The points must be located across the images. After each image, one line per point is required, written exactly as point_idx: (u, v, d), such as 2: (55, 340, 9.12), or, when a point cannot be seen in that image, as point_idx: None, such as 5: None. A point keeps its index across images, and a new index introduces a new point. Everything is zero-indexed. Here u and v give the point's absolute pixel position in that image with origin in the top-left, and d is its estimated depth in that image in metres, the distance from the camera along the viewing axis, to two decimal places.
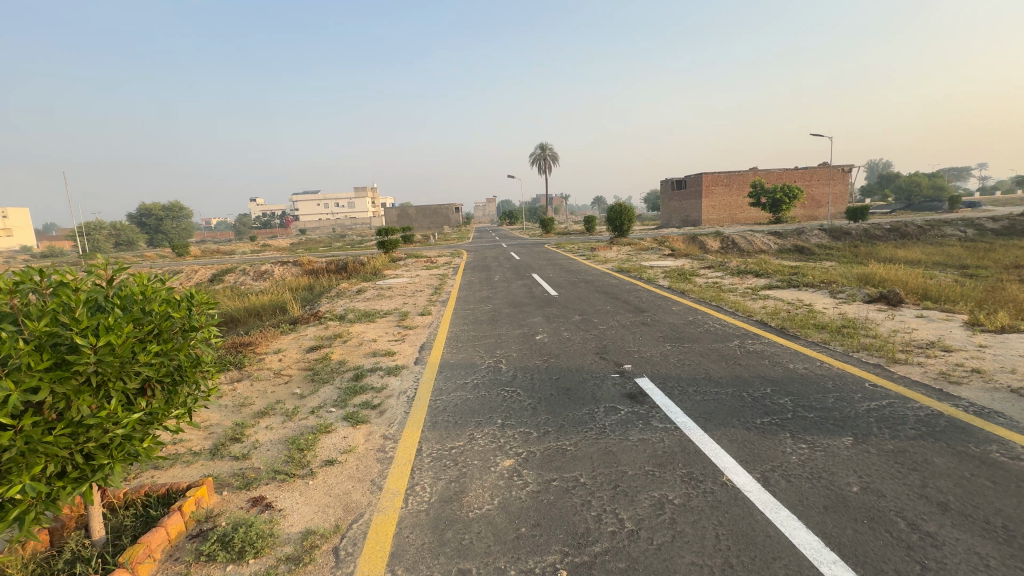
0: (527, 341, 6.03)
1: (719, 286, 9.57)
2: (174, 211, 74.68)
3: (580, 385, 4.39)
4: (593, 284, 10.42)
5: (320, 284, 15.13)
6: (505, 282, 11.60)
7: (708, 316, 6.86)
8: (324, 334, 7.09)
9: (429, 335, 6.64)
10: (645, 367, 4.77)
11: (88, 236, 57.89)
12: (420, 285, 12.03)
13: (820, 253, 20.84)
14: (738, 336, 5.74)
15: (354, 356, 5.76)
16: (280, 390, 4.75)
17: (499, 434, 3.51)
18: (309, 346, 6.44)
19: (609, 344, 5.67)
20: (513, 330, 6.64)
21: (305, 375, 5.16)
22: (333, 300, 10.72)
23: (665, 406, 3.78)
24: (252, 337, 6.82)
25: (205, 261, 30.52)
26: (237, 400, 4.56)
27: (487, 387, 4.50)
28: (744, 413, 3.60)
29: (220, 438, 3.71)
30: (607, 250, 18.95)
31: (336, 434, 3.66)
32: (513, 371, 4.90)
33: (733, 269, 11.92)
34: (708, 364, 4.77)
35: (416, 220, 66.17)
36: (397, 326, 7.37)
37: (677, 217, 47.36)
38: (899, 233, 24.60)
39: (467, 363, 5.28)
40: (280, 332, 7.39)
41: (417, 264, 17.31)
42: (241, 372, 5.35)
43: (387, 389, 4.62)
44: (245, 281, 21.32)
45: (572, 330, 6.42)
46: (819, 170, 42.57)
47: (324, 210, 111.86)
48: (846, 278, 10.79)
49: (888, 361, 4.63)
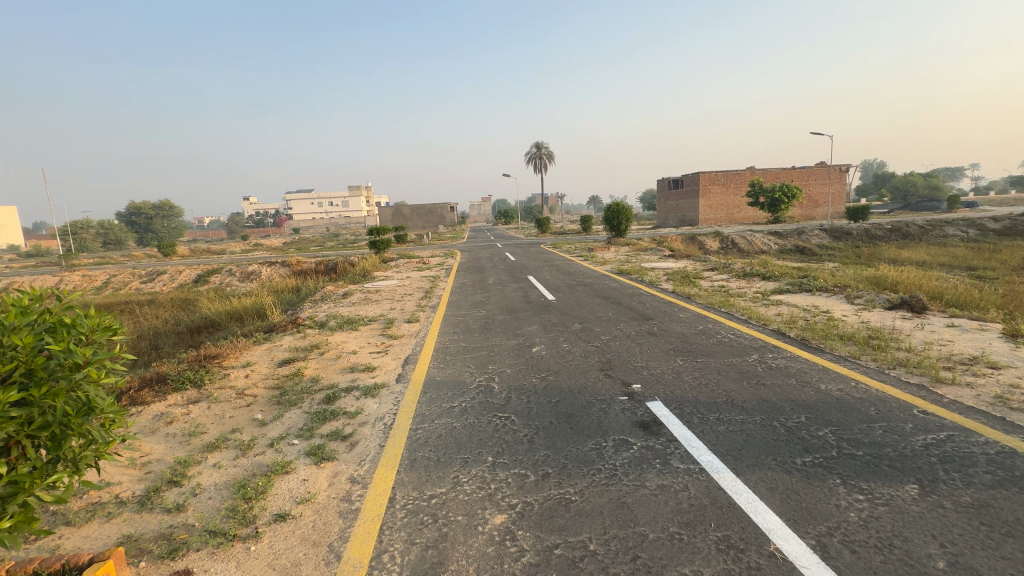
0: (522, 354, 5.45)
1: (727, 289, 9.01)
2: (165, 210, 73.56)
3: (584, 411, 3.81)
4: (593, 288, 9.86)
5: (306, 286, 14.48)
6: (500, 285, 11.01)
7: (718, 325, 6.30)
8: (301, 344, 6.47)
9: (414, 346, 6.04)
10: (656, 388, 4.20)
11: (75, 236, 56.85)
12: (410, 288, 11.43)
13: (823, 254, 20.44)
14: (756, 349, 5.19)
15: (329, 372, 5.15)
16: (239, 416, 4.13)
17: (489, 478, 2.93)
18: (282, 359, 5.82)
19: (614, 358, 5.10)
20: (508, 340, 6.05)
21: (272, 396, 4.55)
22: (317, 304, 10.09)
23: (685, 441, 3.21)
24: (220, 349, 6.19)
25: (193, 262, 29.81)
26: (187, 429, 3.94)
27: (477, 412, 3.91)
28: (780, 451, 3.03)
29: (156, 481, 3.10)
30: (605, 250, 18.41)
31: (295, 477, 3.06)
32: (507, 392, 4.31)
33: (738, 271, 11.39)
34: (728, 384, 4.21)
35: (410, 219, 65.48)
36: (381, 335, 6.76)
37: (674, 217, 46.94)
38: (900, 233, 24.25)
39: (456, 381, 4.69)
40: (254, 342, 6.76)
41: (409, 266, 16.65)
42: (200, 393, 4.73)
43: (362, 414, 4.01)
44: (231, 282, 20.63)
45: (572, 341, 5.84)
46: (816, 169, 42.25)
47: (318, 209, 110.80)
48: (858, 281, 10.27)
49: (931, 381, 4.08)
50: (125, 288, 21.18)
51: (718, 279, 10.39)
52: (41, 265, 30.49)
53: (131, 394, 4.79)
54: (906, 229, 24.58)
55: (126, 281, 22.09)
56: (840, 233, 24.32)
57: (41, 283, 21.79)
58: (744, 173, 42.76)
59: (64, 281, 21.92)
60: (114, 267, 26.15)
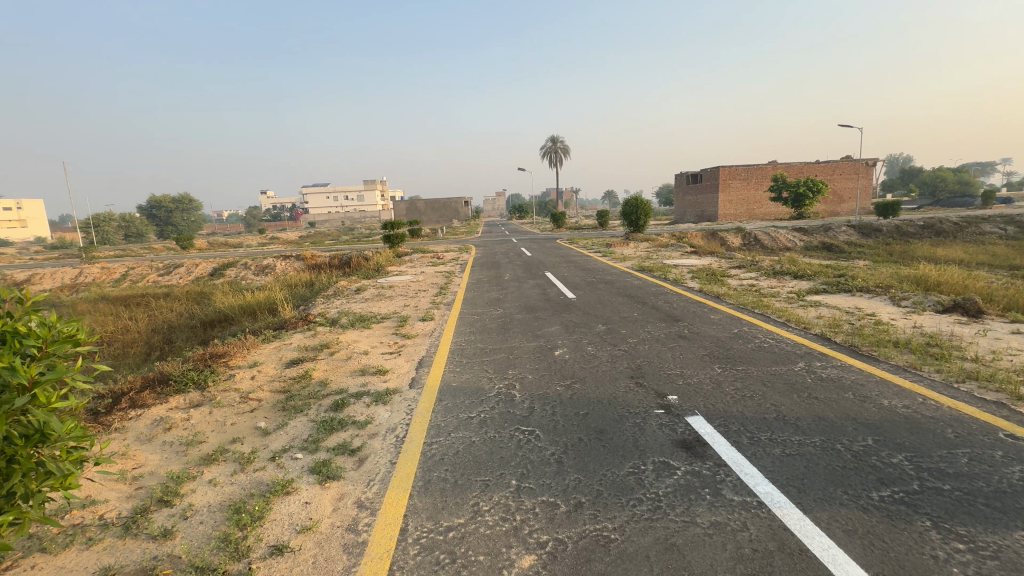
0: (544, 358, 5.06)
1: (758, 289, 8.51)
2: (185, 203, 74.64)
3: (616, 425, 3.42)
4: (614, 286, 9.42)
5: (319, 281, 14.29)
6: (517, 282, 10.64)
7: (754, 328, 5.85)
8: (312, 343, 6.18)
9: (429, 348, 5.70)
10: (695, 400, 3.79)
11: (98, 229, 58.00)
12: (424, 283, 11.13)
13: (851, 252, 19.64)
14: (801, 356, 4.73)
15: (338, 375, 4.83)
16: (241, 424, 3.83)
17: (514, 507, 2.56)
18: (291, 360, 5.53)
19: (644, 364, 4.70)
20: (527, 342, 5.67)
21: (277, 401, 4.24)
22: (329, 300, 9.83)
23: (738, 467, 2.80)
24: (227, 347, 5.94)
25: (208, 254, 29.97)
26: (185, 438, 3.65)
27: (497, 425, 3.55)
28: (851, 483, 2.61)
29: (144, 500, 2.81)
30: (624, 246, 17.91)
31: (295, 499, 2.73)
32: (530, 401, 3.94)
33: (767, 269, 10.83)
34: (776, 397, 3.78)
35: (425, 213, 65.79)
36: (394, 335, 6.45)
37: (692, 212, 46.05)
38: (932, 230, 23.25)
39: (473, 388, 4.33)
40: (263, 340, 6.50)
41: (423, 261, 16.37)
42: (202, 397, 4.46)
43: (372, 424, 3.68)
44: (246, 276, 20.61)
45: (596, 344, 5.44)
46: (842, 163, 40.91)
47: (333, 203, 111.54)
48: (898, 280, 9.63)
49: (1011, 399, 3.59)
50: (142, 281, 21.32)
51: (747, 277, 9.86)
52: (64, 257, 31.08)
53: (132, 397, 4.54)
54: (939, 226, 23.53)
55: (143, 273, 22.23)
56: (869, 230, 23.39)
57: (62, 275, 22.06)
58: (766, 167, 41.63)
59: (83, 273, 22.16)
60: (133, 260, 26.41)
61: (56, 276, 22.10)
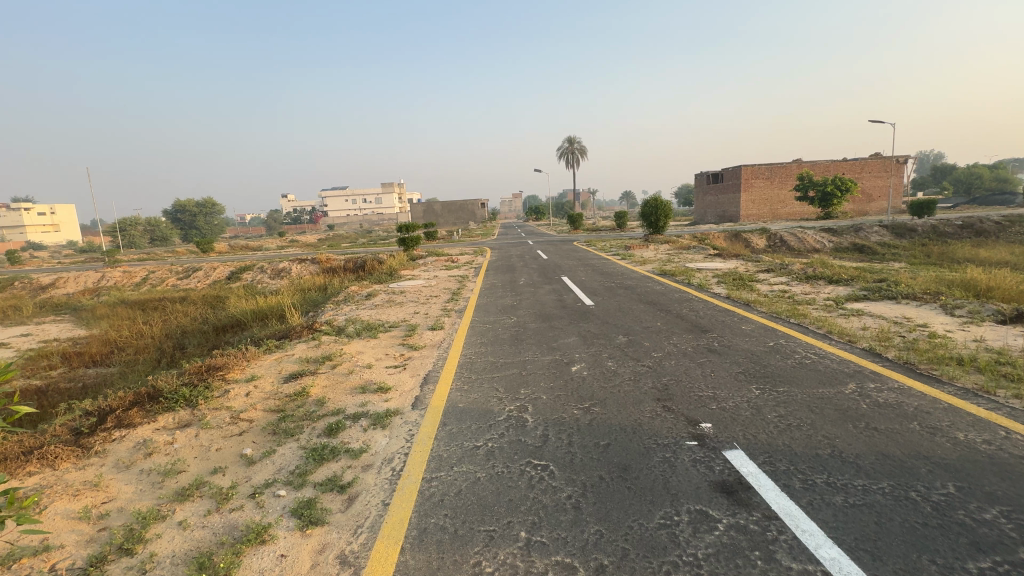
0: (559, 374, 4.63)
1: (790, 296, 7.92)
2: (208, 207, 76.21)
3: (644, 461, 2.97)
4: (635, 292, 8.93)
5: (331, 285, 14.12)
6: (532, 287, 10.22)
7: (792, 341, 5.30)
8: (314, 354, 5.85)
9: (436, 361, 5.31)
10: (733, 430, 3.32)
11: (124, 233, 59.46)
12: (437, 288, 10.78)
13: (885, 254, 18.69)
14: (850, 376, 4.20)
15: (338, 393, 4.48)
16: (226, 450, 3.50)
17: (521, 571, 2.14)
18: (290, 374, 5.20)
19: (672, 384, 4.21)
20: (542, 355, 5.25)
21: (268, 423, 3.90)
22: (339, 306, 9.57)
23: (793, 521, 2.33)
24: (226, 359, 5.67)
25: (227, 258, 30.27)
26: (165, 466, 3.34)
27: (506, 457, 3.13)
28: (938, 549, 2.11)
29: (103, 547, 2.47)
30: (644, 249, 17.35)
31: (270, 552, 2.36)
32: (544, 428, 3.52)
33: (799, 274, 10.17)
34: (829, 428, 3.28)
35: (442, 215, 66.09)
36: (401, 345, 6.09)
37: (713, 213, 44.98)
38: (971, 230, 22.05)
39: (481, 410, 3.91)
40: (265, 350, 6.22)
41: (436, 264, 16.06)
42: (192, 416, 4.16)
43: (367, 454, 3.30)
44: (262, 279, 20.63)
45: (618, 359, 4.98)
46: (871, 161, 39.45)
47: (352, 206, 112.76)
48: (944, 285, 8.90)
49: None
50: (161, 285, 21.53)
51: (777, 282, 9.25)
52: (90, 261, 31.63)
53: (119, 415, 4.26)
54: (978, 226, 22.27)
55: (163, 277, 22.47)
56: (903, 231, 22.31)
57: (84, 279, 22.42)
58: (790, 166, 40.42)
59: (105, 277, 22.48)
60: (155, 263, 26.82)
61: (79, 280, 22.48)
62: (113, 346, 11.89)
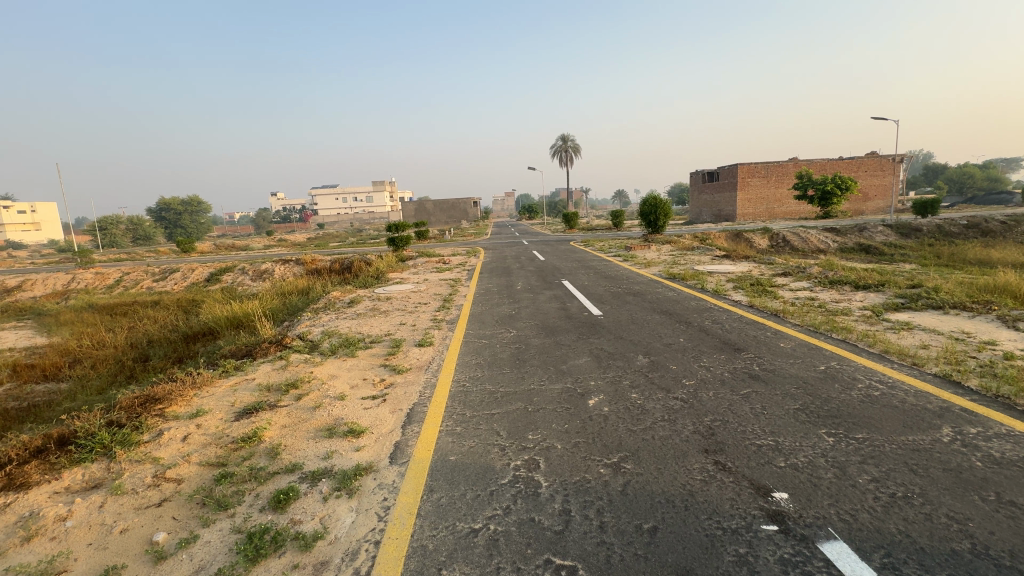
0: (574, 412, 3.74)
1: (820, 304, 7.11)
2: (194, 206, 74.39)
3: (713, 565, 2.08)
4: (646, 298, 8.08)
5: (313, 289, 13.15)
6: (531, 292, 9.37)
7: (847, 364, 4.46)
8: (278, 381, 4.90)
9: (423, 391, 4.40)
10: (820, 506, 2.45)
11: (105, 232, 57.65)
12: (427, 294, 9.90)
13: (893, 254, 18.08)
14: (940, 417, 3.35)
15: (297, 438, 3.57)
16: (133, 533, 2.57)
17: None
18: (244, 408, 4.26)
19: (719, 428, 3.34)
20: (550, 383, 4.36)
21: (200, 487, 2.97)
22: (317, 314, 8.64)
23: None
24: (169, 388, 4.71)
25: (208, 258, 29.01)
26: (41, 561, 2.41)
27: (515, 553, 2.24)
28: None
29: None
30: (645, 249, 16.54)
31: None
32: (562, 500, 2.62)
33: (820, 278, 9.39)
34: (951, 503, 2.41)
35: (434, 214, 65.11)
36: (384, 366, 5.19)
37: (709, 212, 44.45)
38: (977, 230, 21.58)
39: (477, 469, 3.01)
40: (221, 374, 5.26)
41: (427, 266, 15.10)
42: (104, 475, 3.22)
43: (322, 544, 2.39)
44: (243, 282, 19.54)
45: (643, 388, 4.11)
46: (868, 160, 39.14)
47: (342, 204, 111.17)
48: (983, 289, 8.14)
49: None
50: (136, 287, 20.36)
51: (799, 288, 8.48)
52: (65, 261, 30.23)
53: (11, 472, 3.30)
54: (983, 225, 21.79)
55: (138, 278, 21.30)
56: (908, 231, 21.81)
57: (53, 281, 21.19)
58: (786, 165, 40.04)
59: (76, 279, 21.24)
60: (132, 264, 25.62)
61: (48, 283, 21.25)
62: (71, 357, 10.83)
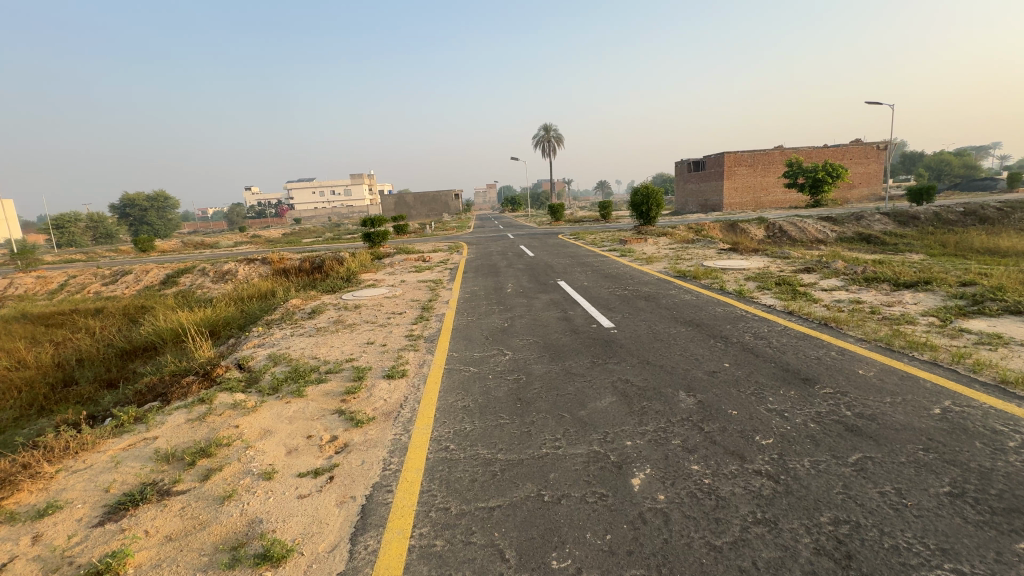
0: (615, 505, 2.46)
1: (872, 309, 5.96)
2: (160, 202, 70.53)
3: None
4: (662, 303, 6.85)
5: (276, 293, 11.60)
6: (524, 297, 8.07)
7: (971, 408, 3.24)
8: (185, 444, 3.49)
9: (390, 460, 3.08)
10: None
11: (62, 231, 54.13)
12: (402, 300, 8.51)
13: (897, 243, 17.32)
14: None
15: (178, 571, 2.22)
16: None
17: None
18: (119, 498, 2.87)
19: (857, 546, 2.08)
20: (569, 445, 3.08)
21: None
22: (268, 328, 7.20)
23: None
24: (16, 463, 3.25)
25: (168, 258, 26.78)
26: None
27: None
28: None
29: None
30: (642, 243, 15.33)
31: None
32: None
33: (851, 274, 8.30)
34: None
35: (414, 207, 63.14)
36: (338, 415, 3.83)
37: (695, 202, 43.70)
38: (975, 217, 21.12)
39: None
40: (112, 431, 3.82)
41: (405, 265, 13.68)
42: None
43: None
44: (202, 285, 17.80)
45: (706, 458, 2.83)
46: (854, 147, 38.82)
47: (319, 198, 107.82)
48: None
49: None
50: (82, 293, 18.39)
51: (834, 287, 7.37)
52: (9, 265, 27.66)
53: None
54: (979, 213, 21.29)
55: (84, 283, 19.28)
56: (905, 218, 21.19)
57: None
58: (772, 153, 39.46)
59: (14, 285, 19.17)
60: (80, 266, 23.36)
61: None
62: None
